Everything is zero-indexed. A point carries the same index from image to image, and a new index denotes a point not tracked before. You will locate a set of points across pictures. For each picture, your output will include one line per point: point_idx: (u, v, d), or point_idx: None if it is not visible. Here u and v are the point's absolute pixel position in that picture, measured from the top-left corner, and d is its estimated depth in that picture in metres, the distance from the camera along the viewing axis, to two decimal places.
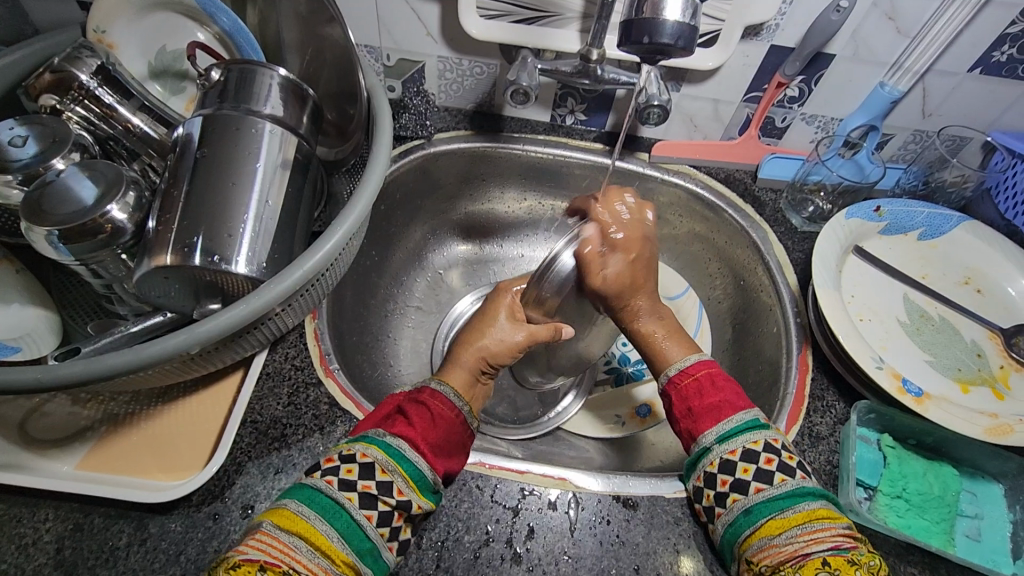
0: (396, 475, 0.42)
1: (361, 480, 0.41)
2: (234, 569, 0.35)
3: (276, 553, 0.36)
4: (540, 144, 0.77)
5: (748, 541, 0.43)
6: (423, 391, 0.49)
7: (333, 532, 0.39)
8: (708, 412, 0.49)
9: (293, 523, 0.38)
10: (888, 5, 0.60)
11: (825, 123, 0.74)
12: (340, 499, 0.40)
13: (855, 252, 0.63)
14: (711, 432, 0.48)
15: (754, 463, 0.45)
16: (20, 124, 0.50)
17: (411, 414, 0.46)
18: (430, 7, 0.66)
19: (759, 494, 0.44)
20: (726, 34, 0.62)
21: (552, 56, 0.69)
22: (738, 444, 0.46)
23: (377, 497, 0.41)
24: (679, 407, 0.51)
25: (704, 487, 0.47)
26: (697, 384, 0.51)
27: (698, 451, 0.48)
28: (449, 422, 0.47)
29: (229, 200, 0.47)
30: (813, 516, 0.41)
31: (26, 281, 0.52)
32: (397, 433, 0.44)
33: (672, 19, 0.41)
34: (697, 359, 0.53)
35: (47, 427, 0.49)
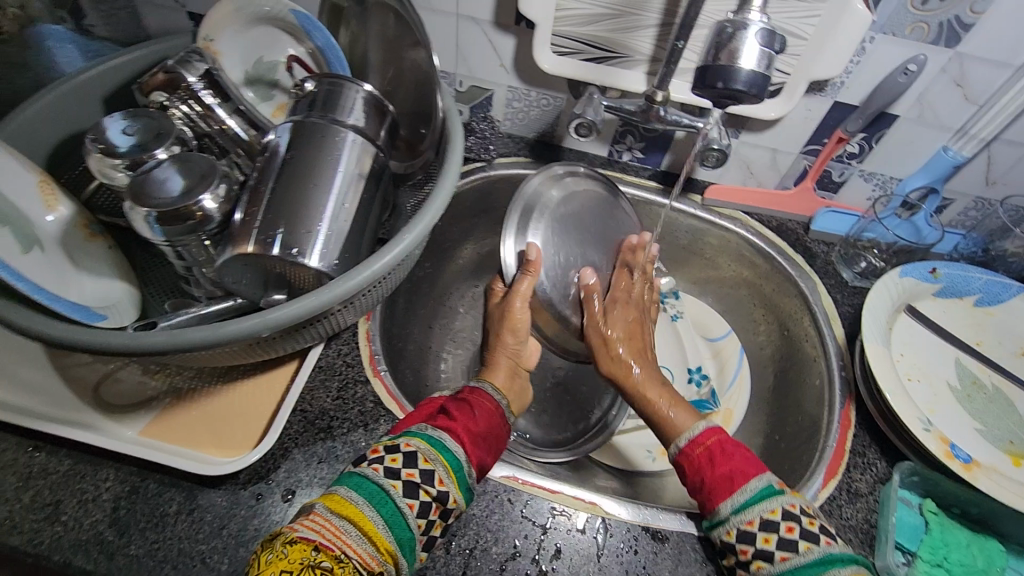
0: (437, 464, 0.44)
1: (405, 470, 0.42)
2: (292, 543, 0.36)
3: (329, 534, 0.37)
4: (596, 177, 0.80)
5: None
6: (463, 391, 0.53)
7: (380, 519, 0.39)
8: (723, 482, 0.46)
9: (344, 508, 0.39)
10: (957, 72, 0.61)
11: (883, 182, 0.74)
12: (386, 486, 0.41)
13: (906, 311, 0.63)
14: (726, 504, 0.45)
15: (775, 532, 0.42)
16: (133, 117, 0.56)
17: (450, 409, 0.50)
18: (507, 40, 0.71)
19: (784, 565, 0.41)
20: (791, 87, 0.65)
21: (618, 95, 0.73)
22: (756, 513, 0.44)
23: (420, 486, 0.42)
24: (692, 477, 0.49)
25: (727, 551, 0.45)
26: (708, 453, 0.49)
27: (714, 522, 0.46)
28: (488, 416, 0.51)
29: (308, 202, 0.50)
30: None
31: (115, 257, 0.57)
32: (437, 426, 0.47)
33: (747, 67, 0.42)
34: (705, 426, 0.51)
35: (117, 392, 0.53)
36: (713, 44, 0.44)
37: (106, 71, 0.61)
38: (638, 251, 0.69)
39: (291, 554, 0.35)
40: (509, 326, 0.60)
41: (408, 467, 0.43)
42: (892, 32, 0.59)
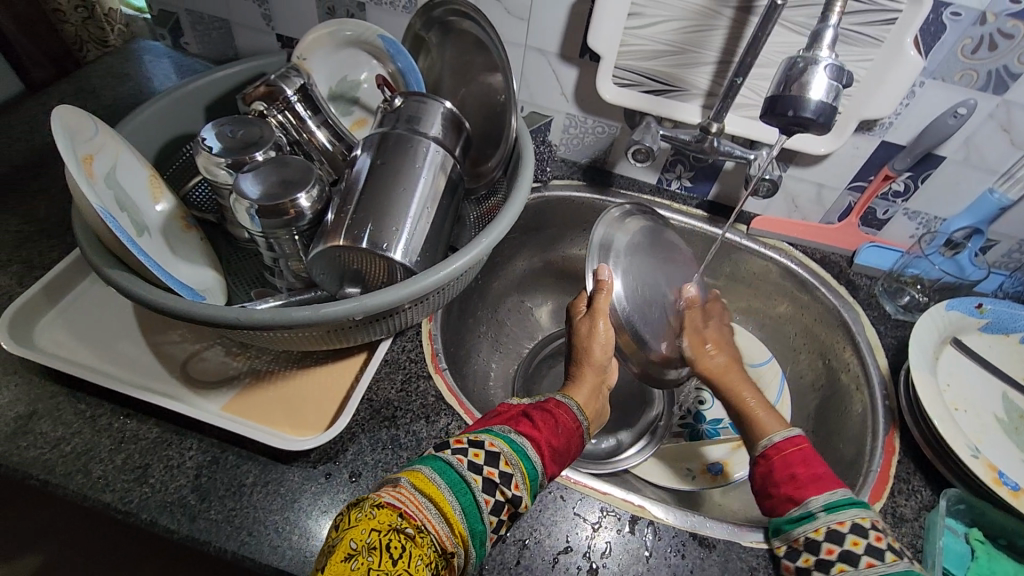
0: (517, 468, 0.45)
1: (488, 466, 0.44)
2: (378, 507, 0.38)
3: (413, 509, 0.39)
4: (645, 202, 0.84)
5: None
6: (549, 400, 0.53)
7: (457, 503, 0.41)
8: (812, 482, 0.50)
9: (426, 486, 0.41)
10: (1004, 118, 0.64)
11: (927, 221, 0.77)
12: (467, 478, 0.42)
13: (952, 343, 0.64)
14: (819, 499, 0.48)
15: (864, 538, 0.45)
16: (236, 123, 0.62)
17: (535, 417, 0.50)
18: (570, 71, 0.76)
19: (870, 570, 0.43)
20: (840, 124, 0.68)
21: (672, 126, 0.77)
22: (847, 515, 0.46)
23: (497, 485, 0.43)
24: (779, 473, 0.51)
25: (804, 549, 0.47)
26: (802, 454, 0.52)
27: (803, 514, 0.48)
28: (569, 430, 0.51)
29: (393, 204, 0.55)
30: None
31: (206, 247, 0.62)
32: (521, 432, 0.48)
33: (815, 98, 0.46)
34: (797, 433, 0.54)
35: (203, 369, 0.57)
36: (782, 77, 0.48)
37: (210, 82, 0.67)
38: (696, 300, 0.70)
39: (377, 516, 0.37)
40: (595, 342, 0.59)
41: (490, 464, 0.44)
42: (941, 78, 0.62)
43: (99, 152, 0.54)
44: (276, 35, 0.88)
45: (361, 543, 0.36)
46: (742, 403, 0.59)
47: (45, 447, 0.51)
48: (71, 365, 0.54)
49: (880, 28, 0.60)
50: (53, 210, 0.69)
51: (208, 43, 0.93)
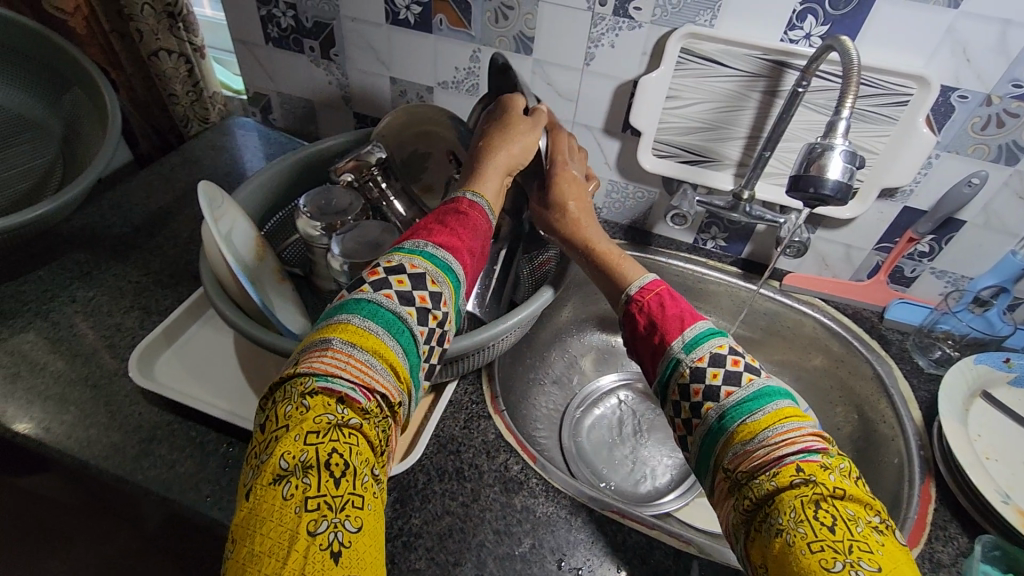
0: (444, 284, 0.47)
1: (416, 292, 0.46)
2: (314, 396, 0.39)
3: (357, 372, 0.40)
4: (682, 260, 0.90)
5: (724, 448, 0.43)
6: (460, 203, 0.55)
7: (398, 345, 0.43)
8: (676, 321, 0.51)
9: (368, 339, 0.42)
10: (1018, 186, 0.69)
11: (954, 279, 0.81)
12: (401, 314, 0.44)
13: (982, 396, 0.68)
14: (682, 342, 0.49)
15: (722, 367, 0.46)
16: (326, 193, 0.72)
17: (450, 225, 0.52)
18: (613, 144, 0.86)
19: (730, 399, 0.44)
20: (863, 191, 0.75)
21: (705, 191, 0.85)
22: (705, 351, 0.48)
23: (430, 311, 0.46)
24: (643, 320, 0.54)
25: (680, 401, 0.48)
26: (659, 297, 0.55)
27: (671, 363, 0.49)
28: (482, 233, 0.54)
29: None
30: (783, 417, 0.42)
31: (296, 297, 0.72)
32: (438, 245, 0.50)
33: (833, 178, 0.53)
34: (655, 278, 0.57)
35: None
36: (804, 159, 0.56)
37: (304, 154, 0.78)
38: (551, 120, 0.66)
39: (314, 406, 0.38)
40: (518, 142, 0.59)
41: (418, 290, 0.46)
42: (956, 151, 0.69)
43: (223, 216, 0.65)
44: (353, 113, 1.01)
45: (295, 461, 0.36)
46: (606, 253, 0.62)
47: (163, 467, 0.59)
48: (189, 398, 0.63)
49: (894, 109, 0.68)
50: (167, 262, 0.81)
51: (294, 120, 1.07)
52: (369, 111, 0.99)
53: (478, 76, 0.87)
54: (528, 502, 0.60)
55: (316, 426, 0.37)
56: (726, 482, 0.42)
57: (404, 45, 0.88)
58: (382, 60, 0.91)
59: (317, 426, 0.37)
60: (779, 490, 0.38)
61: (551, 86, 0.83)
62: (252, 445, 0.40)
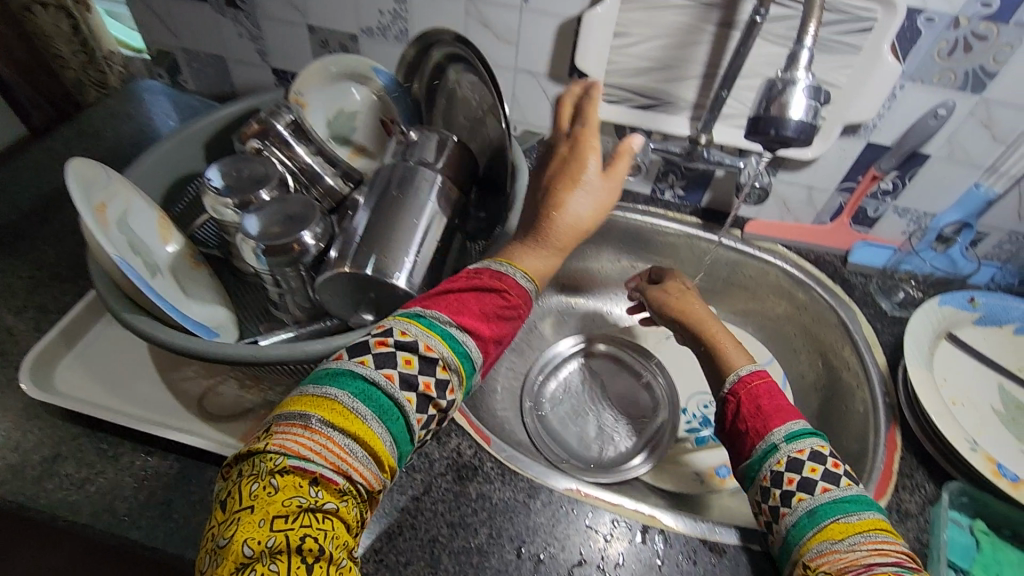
0: (453, 374, 0.46)
1: (422, 380, 0.44)
2: (285, 477, 0.37)
3: (333, 455, 0.38)
4: (639, 213, 0.85)
5: (808, 545, 0.42)
6: (501, 280, 0.52)
7: (386, 433, 0.41)
8: (776, 412, 0.49)
9: (347, 421, 0.40)
10: (984, 115, 0.65)
11: (917, 217, 0.78)
12: (398, 401, 0.42)
13: (947, 338, 0.66)
14: (781, 430, 0.47)
15: (822, 464, 0.45)
16: (236, 163, 0.64)
17: (483, 306, 0.50)
18: (559, 90, 0.78)
19: (826, 495, 0.43)
20: (826, 129, 0.70)
21: (661, 138, 0.79)
22: (806, 445, 0.46)
23: (432, 399, 0.45)
24: (747, 406, 0.51)
25: (769, 487, 0.46)
26: (767, 386, 0.52)
27: (766, 448, 0.47)
28: (509, 316, 0.52)
29: (397, 235, 0.56)
30: (876, 527, 0.41)
31: (216, 284, 0.64)
32: (462, 327, 0.48)
33: (796, 117, 0.48)
34: (763, 368, 0.54)
35: (218, 404, 0.59)
36: (762, 98, 0.50)
37: (209, 122, 0.70)
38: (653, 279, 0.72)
39: (282, 491, 0.36)
40: (581, 198, 0.56)
41: (425, 376, 0.44)
42: (921, 80, 0.64)
43: (111, 199, 0.56)
44: (271, 69, 0.90)
45: (260, 548, 0.34)
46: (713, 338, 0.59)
47: (71, 488, 0.52)
48: (95, 407, 0.56)
49: (858, 37, 0.62)
50: (65, 251, 0.72)
51: (205, 80, 0.95)
52: (288, 65, 0.89)
53: (405, 20, 0.78)
54: (484, 489, 0.56)
55: (283, 513, 0.36)
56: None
57: None
58: (296, 5, 0.80)
59: (283, 513, 0.36)
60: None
61: (487, 28, 0.74)
62: (210, 524, 0.38)
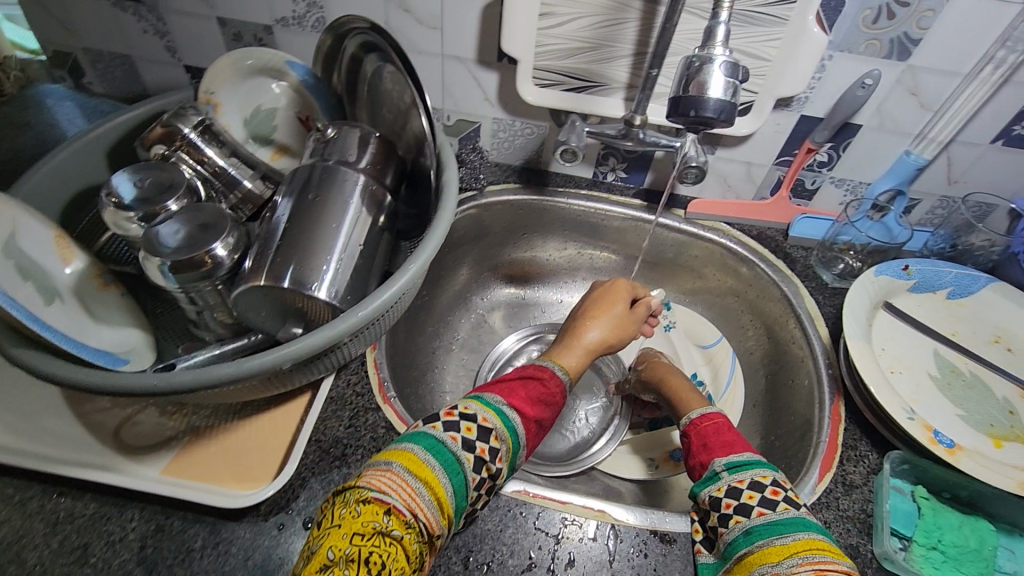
0: (504, 444, 0.45)
1: (479, 443, 0.44)
2: (366, 502, 0.37)
3: (406, 495, 0.38)
4: (582, 198, 0.83)
5: (745, 564, 0.41)
6: (547, 371, 0.53)
7: (449, 485, 0.41)
8: (722, 447, 0.50)
9: (421, 469, 0.40)
10: (911, 83, 0.65)
11: (853, 187, 0.79)
12: (460, 457, 0.42)
13: (885, 308, 0.67)
14: (723, 459, 0.48)
15: (760, 491, 0.44)
16: (139, 173, 0.58)
17: (529, 391, 0.50)
18: (490, 76, 0.75)
19: (762, 517, 0.43)
20: (759, 104, 0.69)
21: (598, 121, 0.77)
22: (747, 475, 0.46)
23: (487, 463, 0.44)
24: (696, 444, 0.53)
25: (707, 510, 0.46)
26: (715, 425, 0.53)
27: (709, 475, 0.48)
28: (552, 397, 0.52)
29: (318, 242, 0.53)
30: (814, 548, 0.39)
31: (128, 304, 0.60)
32: (513, 405, 0.48)
33: (714, 97, 0.48)
34: (715, 410, 0.56)
35: (138, 434, 0.55)
36: (682, 78, 0.50)
37: (108, 128, 0.64)
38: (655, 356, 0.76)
39: (362, 514, 0.37)
40: (605, 320, 0.63)
41: (482, 441, 0.44)
42: (849, 50, 0.63)
43: None
44: (183, 66, 0.84)
45: (339, 555, 0.35)
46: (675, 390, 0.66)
47: None
48: None
49: (784, 8, 0.61)
50: None
51: (112, 80, 0.88)
52: (201, 61, 0.83)
53: (321, 8, 0.73)
54: None
55: (361, 532, 0.36)
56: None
57: None
58: None
59: (361, 532, 0.36)
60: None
61: (408, 12, 0.70)
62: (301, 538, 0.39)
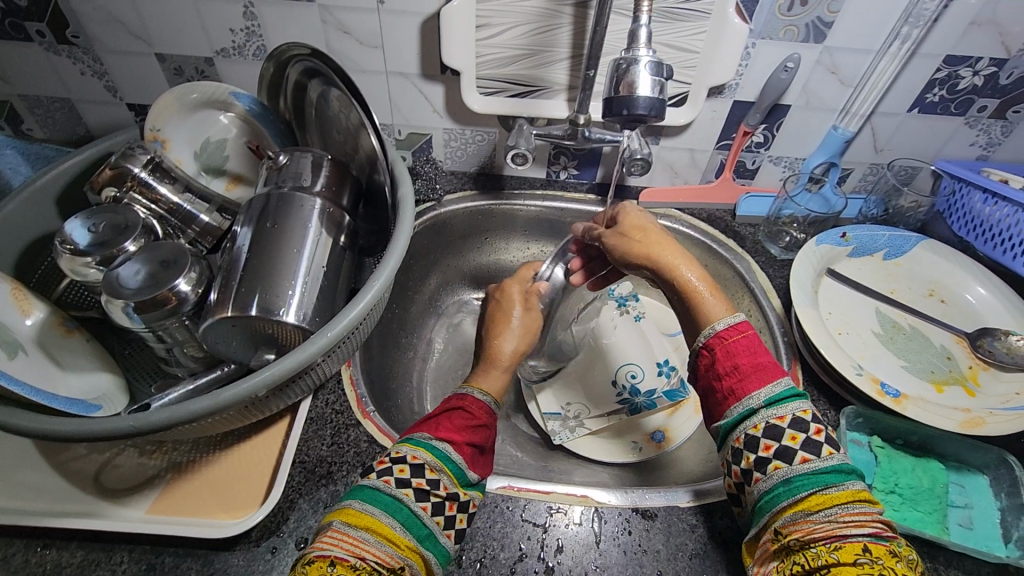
0: (442, 473, 0.48)
1: (414, 478, 0.47)
2: (309, 563, 0.40)
3: (349, 545, 0.41)
4: (538, 198, 0.86)
5: (780, 514, 0.41)
6: (464, 397, 0.56)
7: (395, 522, 0.44)
8: (754, 372, 0.46)
9: (360, 519, 0.43)
10: (829, 62, 0.70)
11: (790, 163, 0.83)
12: (398, 496, 0.45)
13: (828, 274, 0.72)
14: (762, 393, 0.45)
15: (803, 432, 0.43)
16: (92, 216, 0.58)
17: (454, 421, 0.53)
18: (436, 89, 0.77)
19: (804, 466, 0.41)
20: (693, 94, 0.72)
21: (544, 122, 0.80)
22: (789, 411, 0.44)
23: (429, 491, 0.47)
24: (722, 364, 0.47)
25: (742, 450, 0.45)
26: (747, 342, 0.47)
27: (742, 412, 0.45)
28: (482, 421, 0.54)
29: (282, 268, 0.54)
30: (858, 497, 0.40)
31: (94, 348, 0.60)
32: (442, 437, 0.50)
33: (644, 94, 0.51)
34: (743, 320, 0.49)
35: (119, 477, 0.55)
36: (613, 78, 0.53)
37: (55, 174, 0.64)
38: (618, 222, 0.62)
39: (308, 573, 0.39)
40: (509, 337, 0.65)
41: (417, 476, 0.47)
42: (769, 37, 0.67)
43: None
44: (126, 105, 0.84)
45: None
46: (688, 283, 0.51)
47: None
48: None
49: (704, 2, 0.64)
50: None
51: (54, 125, 0.86)
52: (144, 99, 0.82)
53: (261, 36, 0.73)
54: None
55: None
56: (774, 543, 0.41)
57: (156, 11, 0.71)
58: (136, 33, 0.73)
59: None
60: (840, 563, 0.36)
61: (348, 34, 0.72)
62: None
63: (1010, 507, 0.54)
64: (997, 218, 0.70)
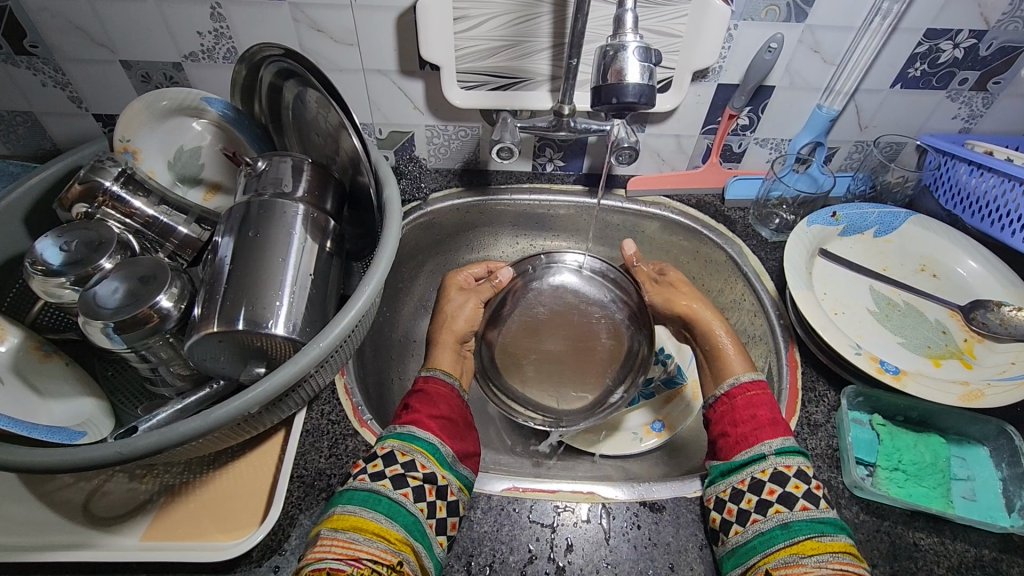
0: (414, 451, 0.51)
1: (387, 467, 0.49)
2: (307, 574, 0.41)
3: (340, 548, 0.43)
4: (525, 192, 0.85)
5: (772, 555, 0.47)
6: (420, 382, 0.61)
7: (380, 515, 0.46)
8: (769, 424, 0.56)
9: (346, 521, 0.45)
10: (812, 41, 0.69)
11: (776, 145, 0.83)
12: (375, 488, 0.48)
13: (820, 254, 0.72)
14: (775, 443, 0.54)
15: (805, 483, 0.51)
16: (64, 234, 0.56)
17: (415, 403, 0.57)
18: (416, 85, 0.75)
19: (804, 513, 0.49)
20: (678, 79, 0.71)
21: (528, 115, 0.78)
22: (794, 462, 0.52)
23: (404, 475, 0.49)
24: (743, 412, 0.58)
25: (746, 490, 0.52)
26: (764, 397, 0.59)
27: (756, 454, 0.53)
28: (444, 396, 0.59)
29: (267, 279, 0.52)
30: (846, 550, 0.46)
31: (76, 372, 0.57)
32: (405, 421, 0.55)
33: (633, 82, 0.50)
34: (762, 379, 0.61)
35: (108, 505, 0.53)
36: (600, 66, 0.52)
37: (22, 191, 0.61)
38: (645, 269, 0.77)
39: None
40: (457, 317, 0.69)
41: (389, 463, 0.50)
42: (751, 17, 0.67)
43: None
44: (92, 115, 0.80)
45: None
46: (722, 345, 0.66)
47: None
48: None
49: None
50: None
51: (17, 139, 0.82)
52: (111, 108, 0.79)
53: (230, 38, 0.71)
54: None
55: None
56: None
57: (119, 16, 0.68)
58: (99, 41, 0.70)
59: None
60: None
61: (322, 32, 0.69)
62: None
63: (1012, 476, 0.55)
64: (982, 189, 0.70)
